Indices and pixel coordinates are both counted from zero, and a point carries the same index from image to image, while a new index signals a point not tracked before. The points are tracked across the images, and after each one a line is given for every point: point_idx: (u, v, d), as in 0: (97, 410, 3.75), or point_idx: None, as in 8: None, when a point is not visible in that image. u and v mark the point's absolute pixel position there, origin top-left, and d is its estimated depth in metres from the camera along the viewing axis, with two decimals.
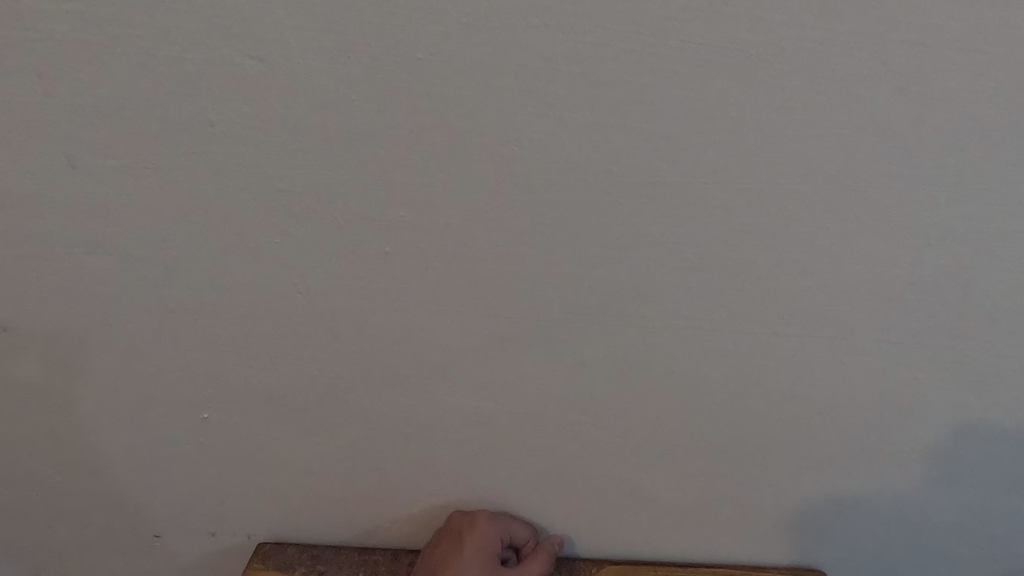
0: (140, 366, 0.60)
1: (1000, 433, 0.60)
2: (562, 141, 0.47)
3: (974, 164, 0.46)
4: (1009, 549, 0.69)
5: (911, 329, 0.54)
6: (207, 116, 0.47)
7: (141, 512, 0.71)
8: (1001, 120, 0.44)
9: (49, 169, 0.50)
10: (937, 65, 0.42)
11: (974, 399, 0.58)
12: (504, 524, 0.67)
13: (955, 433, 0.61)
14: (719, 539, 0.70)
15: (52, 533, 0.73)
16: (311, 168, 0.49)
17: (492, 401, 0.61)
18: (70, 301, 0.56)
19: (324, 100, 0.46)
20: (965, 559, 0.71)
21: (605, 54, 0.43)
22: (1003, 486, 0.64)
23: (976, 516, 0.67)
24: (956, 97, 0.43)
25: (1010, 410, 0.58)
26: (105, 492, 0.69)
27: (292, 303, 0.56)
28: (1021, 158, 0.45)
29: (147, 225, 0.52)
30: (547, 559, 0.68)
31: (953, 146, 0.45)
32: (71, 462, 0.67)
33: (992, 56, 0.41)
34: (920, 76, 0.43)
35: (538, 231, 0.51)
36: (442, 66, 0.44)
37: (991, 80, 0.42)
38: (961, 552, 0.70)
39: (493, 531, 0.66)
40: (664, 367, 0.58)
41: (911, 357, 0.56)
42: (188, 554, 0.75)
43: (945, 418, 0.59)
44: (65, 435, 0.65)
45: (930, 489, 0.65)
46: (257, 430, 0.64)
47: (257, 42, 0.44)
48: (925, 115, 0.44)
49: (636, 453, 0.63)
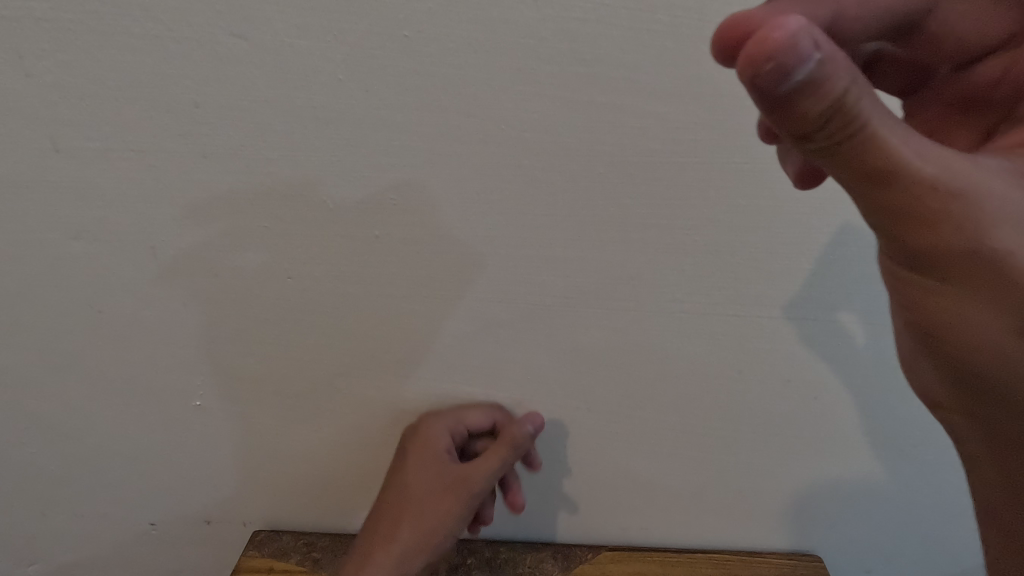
0: (130, 354, 0.59)
1: None
2: (553, 121, 0.46)
3: None
4: None
5: None
6: (191, 97, 0.46)
7: (133, 503, 0.70)
8: None
9: (32, 153, 0.48)
10: None
11: None
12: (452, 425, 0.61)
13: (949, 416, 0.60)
14: (719, 524, 0.69)
15: (45, 523, 0.71)
16: (298, 150, 0.48)
17: (486, 387, 0.60)
18: (57, 288, 0.55)
19: (310, 80, 0.45)
20: (959, 543, 0.70)
21: (596, 30, 0.42)
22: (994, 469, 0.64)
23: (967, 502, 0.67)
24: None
25: None
26: (97, 482, 0.68)
27: (282, 288, 0.55)
28: None
29: (134, 210, 0.51)
30: (504, 449, 0.60)
31: None
32: (60, 453, 0.65)
33: None
34: None
35: (531, 213, 0.50)
36: (430, 44, 0.43)
37: None
38: (955, 536, 0.70)
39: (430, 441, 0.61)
40: (658, 351, 0.57)
41: None
42: (181, 545, 0.74)
43: None
44: (53, 427, 0.63)
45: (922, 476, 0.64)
46: (250, 416, 0.63)
47: (241, 19, 0.43)
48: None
49: (632, 439, 0.63)
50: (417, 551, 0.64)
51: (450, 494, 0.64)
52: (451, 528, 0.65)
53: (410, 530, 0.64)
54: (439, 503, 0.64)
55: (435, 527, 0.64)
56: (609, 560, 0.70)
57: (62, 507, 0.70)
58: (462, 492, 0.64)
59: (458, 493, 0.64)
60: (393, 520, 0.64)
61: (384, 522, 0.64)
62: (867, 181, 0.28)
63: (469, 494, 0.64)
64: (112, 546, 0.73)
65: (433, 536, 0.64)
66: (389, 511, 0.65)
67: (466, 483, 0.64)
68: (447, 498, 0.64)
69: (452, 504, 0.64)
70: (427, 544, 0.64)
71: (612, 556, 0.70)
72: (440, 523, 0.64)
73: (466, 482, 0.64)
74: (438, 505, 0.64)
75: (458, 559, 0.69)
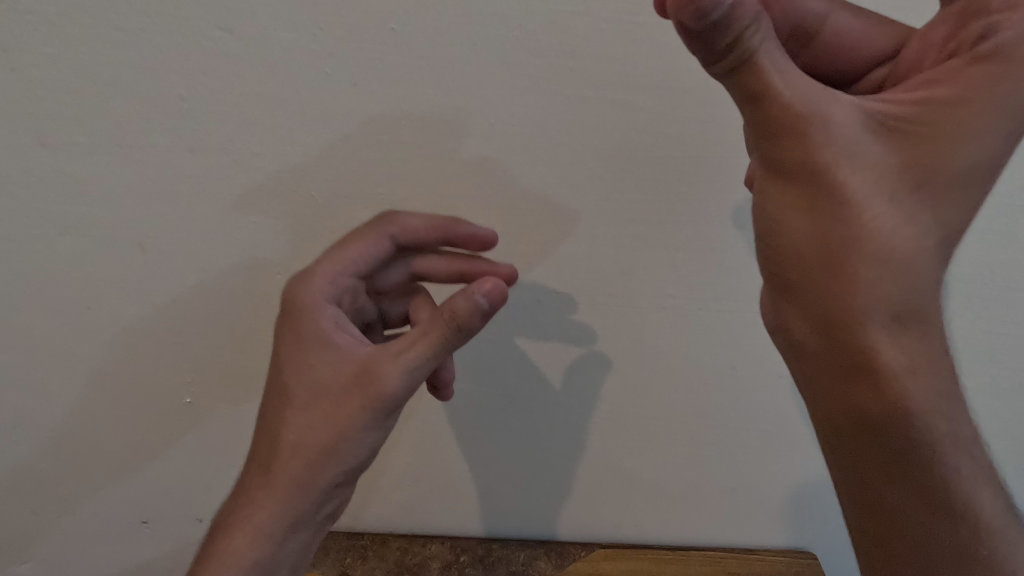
0: (116, 350, 0.57)
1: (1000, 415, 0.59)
2: (542, 114, 0.46)
3: None
4: None
5: None
6: (178, 91, 0.45)
7: (115, 512, 0.67)
8: None
9: (17, 148, 0.48)
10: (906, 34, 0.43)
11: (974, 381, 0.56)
12: (335, 275, 0.48)
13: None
14: (713, 520, 0.68)
15: (25, 521, 0.66)
16: (286, 145, 0.47)
17: (479, 382, 0.60)
18: (39, 285, 0.53)
19: (297, 74, 0.45)
20: None
21: (584, 23, 0.43)
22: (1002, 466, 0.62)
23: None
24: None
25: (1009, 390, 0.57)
26: (80, 483, 0.65)
27: (272, 285, 0.54)
28: None
29: (120, 205, 0.50)
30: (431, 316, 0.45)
31: None
32: (40, 454, 0.62)
33: None
34: None
35: (522, 207, 0.50)
36: (417, 37, 0.43)
37: None
38: None
39: (308, 303, 0.46)
40: (651, 347, 0.57)
41: None
42: (166, 556, 0.71)
43: None
44: (33, 428, 0.61)
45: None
46: (244, 413, 0.61)
47: (228, 12, 0.43)
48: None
49: (625, 434, 0.62)
50: (306, 484, 0.42)
51: (345, 398, 0.42)
52: (350, 451, 0.42)
53: (296, 457, 0.42)
54: (332, 409, 0.42)
55: (328, 449, 0.42)
56: (601, 557, 0.68)
57: (38, 521, 0.67)
58: (361, 393, 0.42)
59: (357, 396, 0.42)
60: (273, 445, 0.43)
61: (264, 442, 0.44)
62: (745, 100, 0.30)
63: (372, 395, 0.42)
64: (92, 561, 0.70)
65: (327, 465, 0.42)
66: (269, 433, 0.44)
67: (369, 379, 0.42)
68: (343, 404, 0.42)
69: (349, 414, 0.42)
70: (319, 474, 0.42)
71: (605, 553, 0.68)
72: (333, 443, 0.42)
73: (368, 378, 0.42)
74: (330, 415, 0.42)
75: (451, 557, 0.69)
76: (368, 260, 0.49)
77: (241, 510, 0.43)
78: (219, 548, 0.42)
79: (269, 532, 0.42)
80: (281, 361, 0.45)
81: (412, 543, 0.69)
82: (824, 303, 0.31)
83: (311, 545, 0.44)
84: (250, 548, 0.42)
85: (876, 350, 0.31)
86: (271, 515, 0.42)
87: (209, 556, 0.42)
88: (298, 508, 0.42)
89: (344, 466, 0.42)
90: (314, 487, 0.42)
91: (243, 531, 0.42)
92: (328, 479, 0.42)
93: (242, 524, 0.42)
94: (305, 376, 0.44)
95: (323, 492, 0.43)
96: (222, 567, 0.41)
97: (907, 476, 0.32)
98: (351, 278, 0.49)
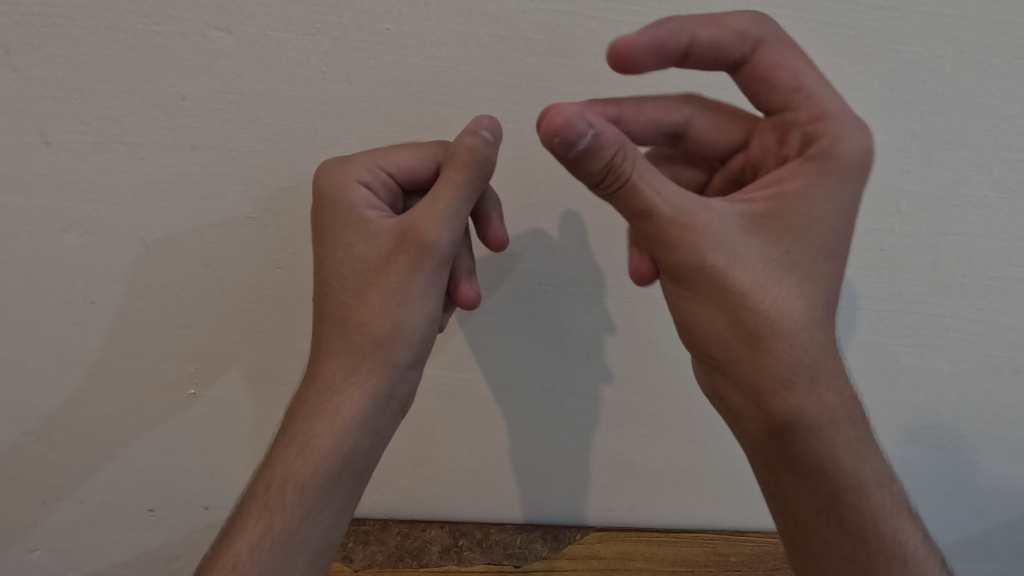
0: (120, 342, 0.57)
1: (997, 405, 0.58)
2: (531, 110, 0.48)
3: (933, 127, 0.48)
4: (1008, 536, 0.66)
5: (902, 299, 0.54)
6: (178, 90, 0.47)
7: (114, 503, 0.67)
8: (945, 81, 0.47)
9: (19, 146, 0.49)
10: (878, 30, 0.45)
11: (967, 371, 0.57)
12: (379, 171, 0.45)
13: (944, 403, 0.59)
14: (703, 505, 0.69)
15: (26, 512, 0.66)
16: (286, 143, 0.49)
17: (475, 373, 0.61)
18: (41, 278, 0.54)
19: (295, 73, 0.47)
20: (961, 548, 0.67)
21: (570, 23, 0.45)
22: (1002, 456, 0.61)
23: (970, 496, 0.64)
24: (906, 57, 0.46)
25: (1000, 380, 0.57)
26: (80, 474, 0.64)
27: (271, 277, 0.55)
28: (980, 119, 0.48)
29: (122, 199, 0.51)
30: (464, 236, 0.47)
31: (909, 108, 0.47)
32: (41, 447, 0.62)
33: (924, 18, 0.45)
34: (861, 41, 0.46)
35: (515, 202, 0.52)
36: (410, 36, 0.45)
37: (928, 47, 0.46)
38: (958, 539, 0.67)
39: (351, 194, 0.45)
40: (642, 335, 0.58)
41: (897, 332, 0.55)
42: (164, 551, 0.70)
43: (939, 390, 0.58)
44: (34, 421, 0.61)
45: (924, 466, 0.62)
46: (246, 403, 0.62)
47: (226, 13, 0.45)
48: (887, 79, 0.47)
49: (618, 421, 0.63)
50: (380, 361, 0.45)
51: (392, 263, 0.43)
52: (414, 323, 0.44)
53: (366, 334, 0.44)
54: (380, 280, 0.43)
55: (398, 325, 0.44)
56: (596, 539, 0.69)
57: (39, 514, 0.66)
58: (405, 254, 0.43)
59: (403, 258, 0.43)
60: (342, 328, 0.45)
61: (332, 327, 0.45)
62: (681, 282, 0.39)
63: (418, 252, 0.43)
64: (90, 557, 0.69)
65: (393, 341, 0.44)
66: (334, 316, 0.45)
67: (413, 245, 0.43)
68: (391, 274, 0.43)
69: (400, 275, 0.43)
70: (389, 354, 0.45)
71: (599, 535, 0.70)
72: (396, 319, 0.44)
73: (409, 237, 0.43)
74: (381, 286, 0.43)
75: (450, 541, 0.69)
76: (410, 171, 0.46)
77: (319, 396, 0.45)
78: (302, 436, 0.45)
79: (353, 416, 0.45)
80: (333, 265, 0.45)
81: (413, 528, 0.69)
82: (761, 379, 0.39)
83: (385, 428, 0.47)
84: (332, 434, 0.45)
85: (800, 408, 0.39)
86: (355, 399, 0.45)
87: (291, 443, 0.45)
88: (376, 386, 0.45)
89: (411, 343, 0.45)
90: (386, 363, 0.45)
91: (326, 417, 0.45)
92: (400, 355, 0.45)
93: (326, 410, 0.45)
94: (348, 254, 0.44)
95: (401, 368, 0.45)
96: (307, 452, 0.44)
97: (835, 517, 0.41)
98: (390, 180, 0.46)
